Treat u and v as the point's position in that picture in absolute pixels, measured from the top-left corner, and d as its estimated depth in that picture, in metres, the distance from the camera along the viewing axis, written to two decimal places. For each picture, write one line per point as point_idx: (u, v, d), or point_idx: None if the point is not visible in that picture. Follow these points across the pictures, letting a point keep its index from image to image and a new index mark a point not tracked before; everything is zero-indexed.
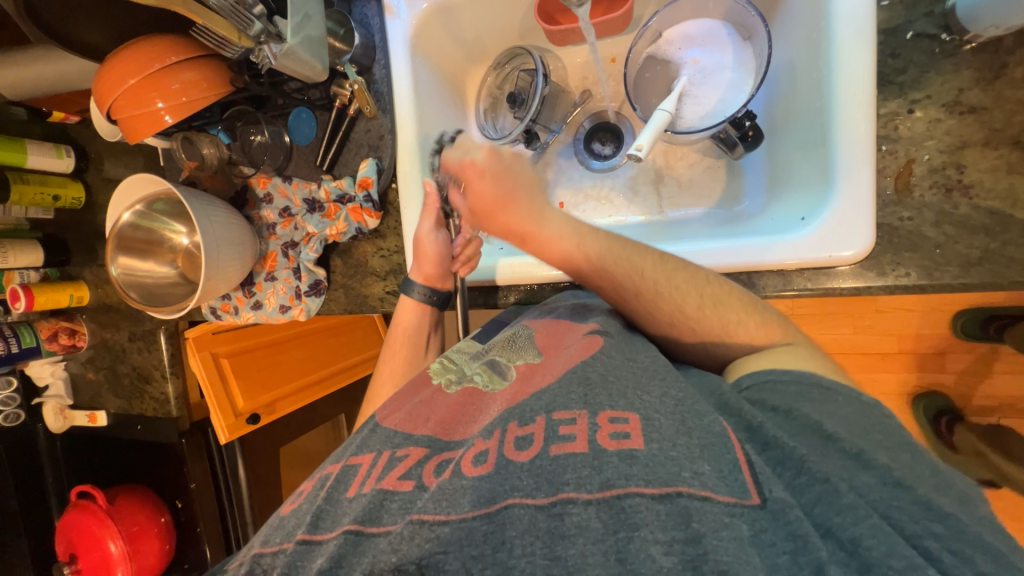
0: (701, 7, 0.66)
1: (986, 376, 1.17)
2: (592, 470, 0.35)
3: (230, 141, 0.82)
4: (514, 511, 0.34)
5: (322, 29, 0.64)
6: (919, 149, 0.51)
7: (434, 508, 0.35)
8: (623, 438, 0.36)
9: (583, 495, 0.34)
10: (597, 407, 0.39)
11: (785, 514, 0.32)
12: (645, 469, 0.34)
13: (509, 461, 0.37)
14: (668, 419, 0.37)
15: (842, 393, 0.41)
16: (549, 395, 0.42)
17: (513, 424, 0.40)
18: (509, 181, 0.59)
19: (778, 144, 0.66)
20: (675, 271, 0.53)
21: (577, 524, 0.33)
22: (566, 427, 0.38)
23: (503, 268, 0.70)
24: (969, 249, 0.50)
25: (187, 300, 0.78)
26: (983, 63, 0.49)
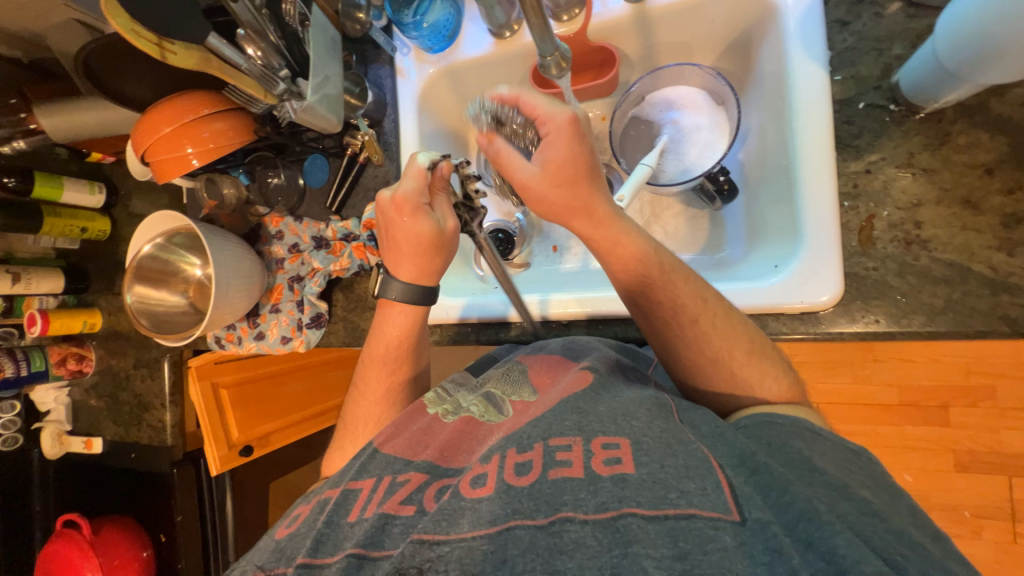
0: (680, 76, 0.73)
1: (991, 431, 1.15)
2: (588, 493, 0.36)
3: (249, 182, 0.89)
4: (515, 532, 0.35)
5: (339, 88, 0.72)
6: (879, 206, 0.55)
7: (435, 528, 0.37)
8: (615, 463, 0.38)
9: (579, 514, 0.35)
10: (591, 433, 0.41)
11: (764, 531, 0.33)
12: (636, 491, 0.36)
13: (509, 485, 0.38)
14: (656, 442, 0.39)
15: (832, 438, 0.43)
16: (544, 421, 0.44)
17: (511, 450, 0.41)
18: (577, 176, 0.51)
19: (754, 196, 0.70)
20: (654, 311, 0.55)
21: (574, 540, 0.34)
22: (563, 453, 0.40)
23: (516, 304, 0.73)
24: (933, 298, 0.53)
25: (193, 329, 0.82)
26: (930, 131, 0.54)
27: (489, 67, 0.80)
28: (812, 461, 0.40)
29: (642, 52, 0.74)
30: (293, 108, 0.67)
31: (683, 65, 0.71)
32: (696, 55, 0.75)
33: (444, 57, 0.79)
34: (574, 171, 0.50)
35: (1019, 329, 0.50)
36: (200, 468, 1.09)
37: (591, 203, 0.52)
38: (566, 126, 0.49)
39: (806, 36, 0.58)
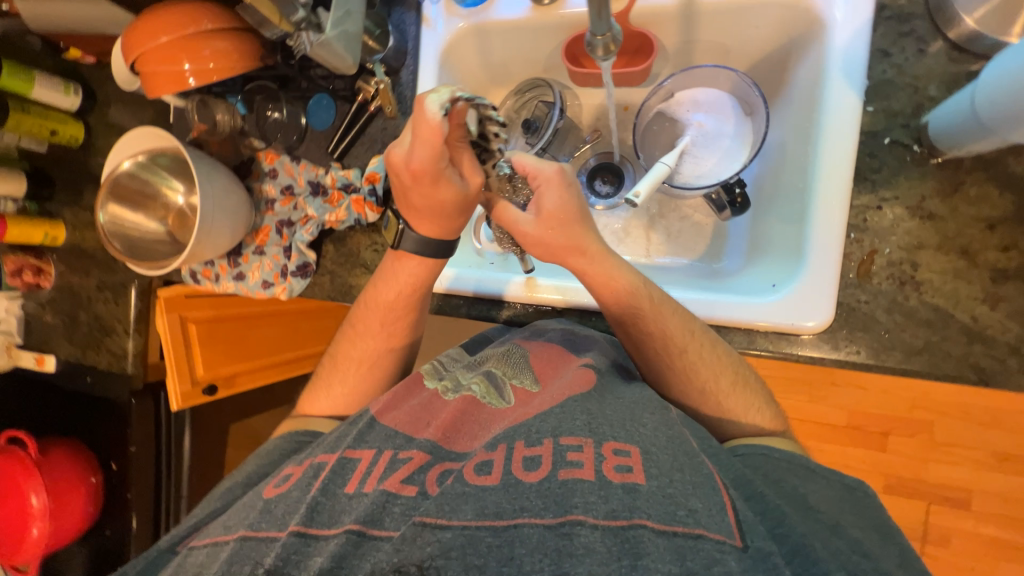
0: (713, 79, 0.72)
1: (923, 463, 1.24)
2: (599, 498, 0.37)
3: (246, 112, 0.83)
4: (523, 530, 0.36)
5: (360, 26, 0.67)
6: (883, 242, 0.57)
7: (437, 512, 0.37)
8: (626, 472, 0.39)
9: (590, 519, 0.36)
10: (602, 437, 0.42)
11: (766, 558, 0.34)
12: (647, 503, 0.37)
13: (519, 480, 0.39)
14: (664, 454, 0.40)
15: (828, 476, 0.44)
16: (554, 418, 0.44)
17: (521, 443, 0.42)
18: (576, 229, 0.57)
19: (763, 212, 0.71)
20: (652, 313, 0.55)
21: (584, 545, 0.35)
22: (575, 453, 0.40)
23: (516, 286, 0.71)
24: (913, 338, 0.55)
25: (170, 259, 0.77)
26: (944, 177, 0.55)
27: (520, 33, 0.76)
28: (807, 500, 0.41)
29: (679, 46, 0.72)
30: (310, 40, 0.62)
31: (719, 67, 0.70)
32: (732, 59, 0.73)
33: (475, 13, 0.74)
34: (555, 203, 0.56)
35: (985, 378, 0.53)
36: (157, 401, 1.06)
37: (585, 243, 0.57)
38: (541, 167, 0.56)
39: (850, 60, 0.58)
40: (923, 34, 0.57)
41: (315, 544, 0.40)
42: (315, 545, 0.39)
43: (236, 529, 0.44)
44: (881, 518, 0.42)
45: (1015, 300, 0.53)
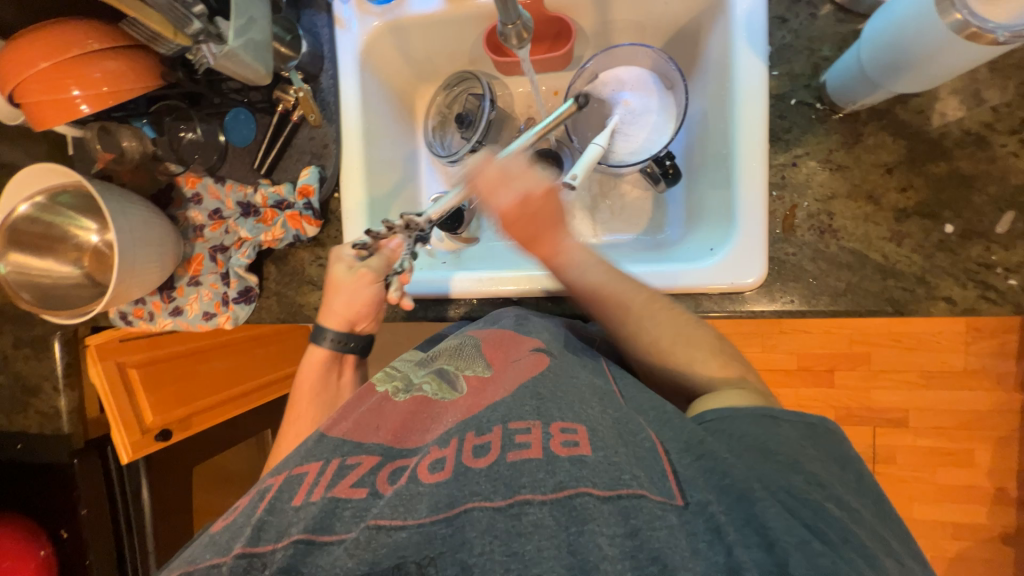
0: (632, 57, 0.74)
1: (866, 390, 1.36)
2: (546, 473, 0.38)
3: (156, 136, 0.76)
4: (473, 514, 0.37)
5: (267, 33, 0.63)
6: (801, 197, 0.61)
7: (391, 513, 0.38)
8: (573, 446, 0.40)
9: (538, 496, 0.37)
10: (549, 418, 0.43)
11: (704, 510, 0.37)
12: (592, 472, 0.38)
13: (467, 468, 0.40)
14: (608, 430, 0.42)
15: (789, 420, 0.45)
16: (504, 406, 0.45)
17: (472, 433, 0.43)
18: (535, 229, 0.59)
19: (694, 180, 0.74)
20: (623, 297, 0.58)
21: (533, 523, 0.36)
22: (522, 436, 0.41)
23: (464, 282, 0.71)
24: (837, 281, 0.60)
25: (92, 304, 0.71)
26: (846, 130, 0.60)
27: (439, 27, 0.75)
28: (767, 446, 0.42)
29: (597, 28, 0.74)
30: (212, 52, 0.58)
31: (636, 45, 0.72)
32: (649, 35, 0.75)
33: (388, 10, 0.72)
34: (537, 223, 0.58)
35: (900, 308, 0.59)
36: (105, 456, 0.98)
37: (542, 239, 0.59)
38: (512, 204, 0.57)
39: (751, 28, 0.61)
40: None
41: (259, 563, 0.39)
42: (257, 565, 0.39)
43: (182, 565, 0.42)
44: (841, 449, 0.45)
45: (917, 235, 0.58)
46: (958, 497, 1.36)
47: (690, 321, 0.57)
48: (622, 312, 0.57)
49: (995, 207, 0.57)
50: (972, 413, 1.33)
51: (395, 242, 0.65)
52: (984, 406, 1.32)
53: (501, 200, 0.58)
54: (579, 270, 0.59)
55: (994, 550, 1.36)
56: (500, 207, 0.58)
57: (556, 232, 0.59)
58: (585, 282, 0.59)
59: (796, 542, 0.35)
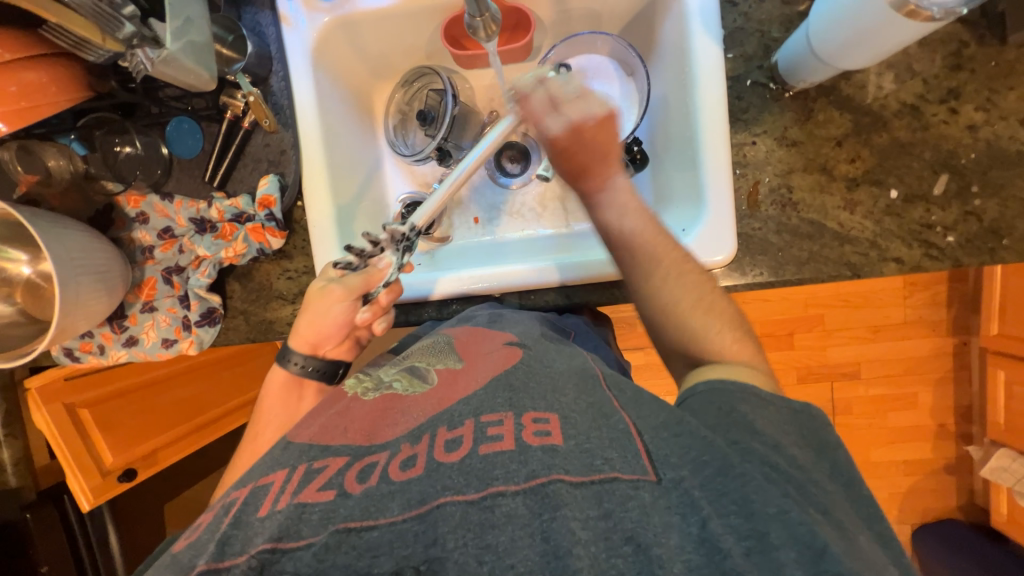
0: (592, 44, 0.74)
1: (825, 347, 1.47)
2: (518, 463, 0.39)
3: (87, 152, 0.71)
4: (445, 509, 0.37)
5: (207, 35, 0.59)
6: (762, 173, 0.64)
7: (362, 515, 0.38)
8: (545, 435, 0.41)
9: (511, 487, 0.38)
10: (521, 408, 0.44)
11: (679, 486, 0.37)
12: (564, 459, 0.39)
13: (439, 463, 0.40)
14: (583, 416, 0.43)
15: (776, 402, 0.45)
16: (476, 400, 0.46)
17: (442, 429, 0.43)
18: (588, 155, 0.58)
19: (661, 163, 0.76)
20: (669, 262, 0.55)
21: (506, 513, 0.37)
22: (494, 427, 0.42)
23: (450, 283, 0.70)
24: (800, 252, 0.64)
25: (36, 344, 0.64)
26: (798, 107, 0.63)
27: (393, 22, 0.72)
28: (752, 424, 0.42)
29: (555, 18, 0.74)
30: (148, 58, 0.53)
31: (595, 33, 0.72)
32: (606, 24, 0.76)
33: (339, 5, 0.68)
34: (586, 151, 0.57)
35: (856, 271, 0.63)
36: (63, 506, 0.95)
37: (594, 172, 0.58)
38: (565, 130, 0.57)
39: (705, 12, 0.63)
40: None
41: None
42: None
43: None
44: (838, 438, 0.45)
45: (867, 202, 0.63)
46: (906, 437, 1.49)
47: (717, 291, 0.55)
48: (653, 264, 0.55)
49: (932, 171, 0.62)
50: (913, 360, 1.46)
51: (384, 260, 0.63)
52: (924, 353, 1.45)
53: (550, 123, 0.58)
54: (625, 213, 0.57)
55: (941, 482, 1.50)
56: (553, 126, 0.58)
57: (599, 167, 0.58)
58: (620, 229, 0.57)
59: (774, 513, 0.35)
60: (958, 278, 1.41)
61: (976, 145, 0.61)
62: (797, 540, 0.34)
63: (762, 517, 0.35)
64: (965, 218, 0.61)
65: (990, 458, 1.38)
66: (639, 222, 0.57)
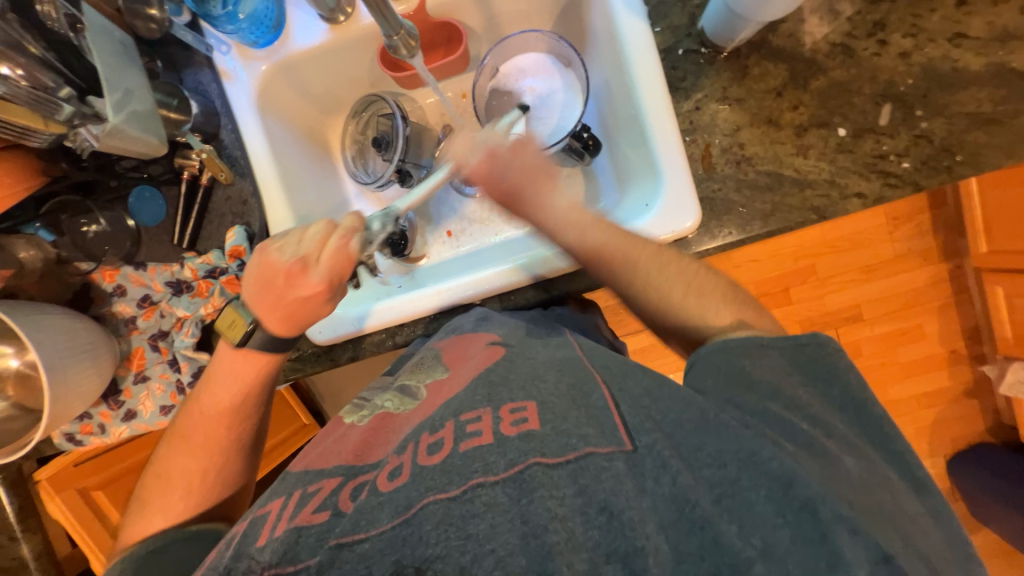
0: (527, 43, 0.76)
1: (822, 294, 1.47)
2: (498, 454, 0.39)
3: (55, 238, 0.71)
4: (429, 509, 0.37)
5: (150, 101, 0.60)
6: (712, 135, 0.65)
7: (353, 529, 0.37)
8: (522, 422, 0.41)
9: (490, 477, 0.38)
10: (499, 402, 0.44)
11: (653, 451, 0.38)
12: (541, 443, 0.40)
13: (423, 467, 0.40)
14: (561, 399, 0.43)
15: (778, 350, 0.45)
16: (455, 401, 0.46)
17: (426, 434, 0.43)
18: (515, 178, 0.59)
19: (615, 145, 0.77)
20: (647, 260, 0.56)
21: (486, 502, 0.37)
22: (473, 424, 0.42)
23: (382, 312, 0.71)
24: (763, 205, 0.64)
25: (33, 433, 0.65)
26: (733, 66, 0.65)
27: (329, 57, 0.73)
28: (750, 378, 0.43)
29: (486, 24, 0.76)
30: (92, 134, 0.54)
31: (526, 32, 0.74)
32: (536, 22, 0.77)
33: (274, 51, 0.70)
34: (513, 181, 0.59)
35: (822, 214, 0.64)
36: None
37: (538, 196, 0.60)
38: (487, 162, 0.59)
39: None
40: None
41: None
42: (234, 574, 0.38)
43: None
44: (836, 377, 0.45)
45: (819, 144, 0.64)
46: (920, 369, 1.49)
47: (704, 271, 0.55)
48: (631, 268, 0.56)
49: (874, 103, 0.63)
50: (912, 292, 1.46)
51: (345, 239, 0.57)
52: (920, 283, 1.46)
53: (467, 162, 0.60)
54: (582, 228, 0.58)
55: (963, 408, 1.49)
56: (473, 167, 0.60)
57: (538, 188, 0.59)
58: (582, 243, 0.58)
59: (744, 457, 0.37)
60: (937, 203, 1.42)
61: (911, 70, 0.62)
62: (771, 478, 0.36)
63: (732, 465, 0.37)
64: (916, 143, 0.62)
65: (1007, 374, 1.37)
66: (601, 231, 0.57)
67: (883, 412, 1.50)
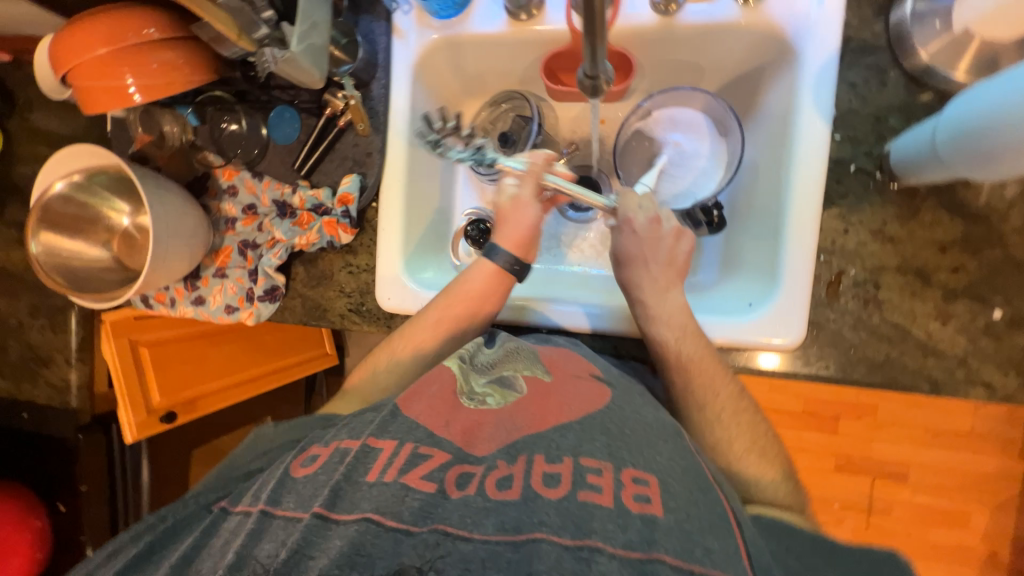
0: (688, 98, 0.73)
1: (874, 439, 1.36)
2: (616, 527, 0.39)
3: (198, 124, 0.77)
4: (541, 546, 0.38)
5: (327, 38, 0.62)
6: (849, 264, 0.60)
7: (459, 523, 0.40)
8: (645, 502, 0.41)
9: (609, 547, 0.38)
10: (620, 462, 0.44)
11: None
12: (665, 538, 0.39)
13: (536, 495, 0.42)
14: (681, 486, 0.43)
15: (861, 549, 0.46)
16: (574, 437, 0.47)
17: (540, 458, 0.45)
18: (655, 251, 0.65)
19: (735, 228, 0.73)
20: (720, 401, 0.59)
21: (600, 571, 0.37)
22: (593, 476, 0.43)
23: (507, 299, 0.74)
24: (875, 353, 0.59)
25: (123, 290, 0.71)
26: (902, 203, 0.59)
27: (496, 47, 0.73)
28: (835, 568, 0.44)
29: (656, 65, 0.72)
30: (274, 58, 0.57)
31: (696, 90, 0.72)
32: (708, 77, 0.73)
33: (449, 26, 0.70)
34: (649, 251, 0.65)
35: (937, 388, 0.58)
36: (110, 434, 1.04)
37: (660, 281, 0.65)
38: (641, 242, 0.66)
39: (820, 89, 0.60)
40: (882, 66, 0.60)
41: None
42: (335, 526, 0.41)
43: (230, 547, 0.42)
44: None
45: (963, 316, 0.57)
46: (954, 557, 1.35)
47: (770, 438, 0.59)
48: (700, 393, 0.59)
49: None
50: (972, 478, 1.33)
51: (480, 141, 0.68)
52: (989, 471, 1.32)
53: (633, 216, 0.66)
54: (682, 335, 0.61)
55: None
56: (628, 220, 0.66)
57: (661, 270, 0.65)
58: (669, 345, 0.61)
59: None
60: None
61: None
62: None
63: None
64: None
65: None
66: (697, 349, 0.60)
67: None
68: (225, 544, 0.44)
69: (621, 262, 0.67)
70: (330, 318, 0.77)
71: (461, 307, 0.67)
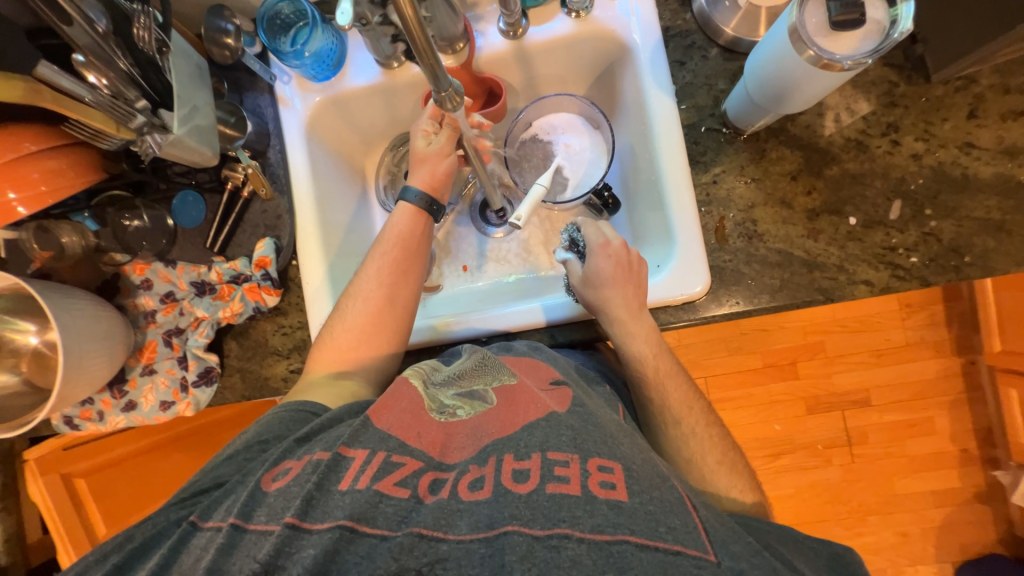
0: (560, 104, 0.81)
1: (829, 372, 1.45)
2: (585, 511, 0.37)
3: (99, 228, 0.75)
4: (512, 537, 0.37)
5: (211, 118, 0.66)
6: (727, 210, 0.68)
7: (433, 525, 0.39)
8: (611, 488, 0.39)
9: (577, 532, 0.37)
10: (587, 452, 0.42)
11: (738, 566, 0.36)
12: (630, 519, 0.37)
13: (508, 490, 0.40)
14: (646, 471, 0.41)
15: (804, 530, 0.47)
16: (541, 432, 0.44)
17: (510, 456, 0.43)
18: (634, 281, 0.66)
19: (633, 206, 0.81)
20: (678, 408, 0.62)
21: (571, 558, 0.35)
22: (561, 468, 0.41)
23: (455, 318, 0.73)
24: (772, 279, 0.66)
25: (35, 412, 0.67)
26: (752, 148, 0.68)
27: (378, 96, 0.79)
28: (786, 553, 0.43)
29: (525, 83, 0.82)
30: (156, 142, 0.60)
31: (561, 95, 0.80)
32: (572, 85, 0.83)
33: (330, 86, 0.76)
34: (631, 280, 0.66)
35: (829, 295, 0.65)
36: None
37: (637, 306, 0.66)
38: (612, 268, 0.65)
39: (656, 74, 0.70)
40: (701, 44, 0.71)
41: None
42: (308, 536, 0.39)
43: (200, 563, 0.41)
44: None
45: (829, 229, 0.66)
46: (930, 465, 1.43)
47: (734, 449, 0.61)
48: (676, 409, 0.62)
49: (885, 197, 0.65)
50: (922, 383, 1.43)
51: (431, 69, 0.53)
52: (932, 375, 1.43)
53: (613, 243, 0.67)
54: (658, 349, 0.64)
55: (975, 513, 1.41)
56: (609, 248, 0.66)
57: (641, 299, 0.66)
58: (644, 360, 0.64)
59: None
60: (953, 296, 1.41)
61: (922, 171, 0.65)
62: None
63: None
64: (925, 239, 0.64)
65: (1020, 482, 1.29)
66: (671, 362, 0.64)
67: (888, 506, 1.43)
68: (197, 559, 0.42)
69: (597, 288, 0.65)
70: (272, 387, 0.76)
71: (401, 251, 0.70)
